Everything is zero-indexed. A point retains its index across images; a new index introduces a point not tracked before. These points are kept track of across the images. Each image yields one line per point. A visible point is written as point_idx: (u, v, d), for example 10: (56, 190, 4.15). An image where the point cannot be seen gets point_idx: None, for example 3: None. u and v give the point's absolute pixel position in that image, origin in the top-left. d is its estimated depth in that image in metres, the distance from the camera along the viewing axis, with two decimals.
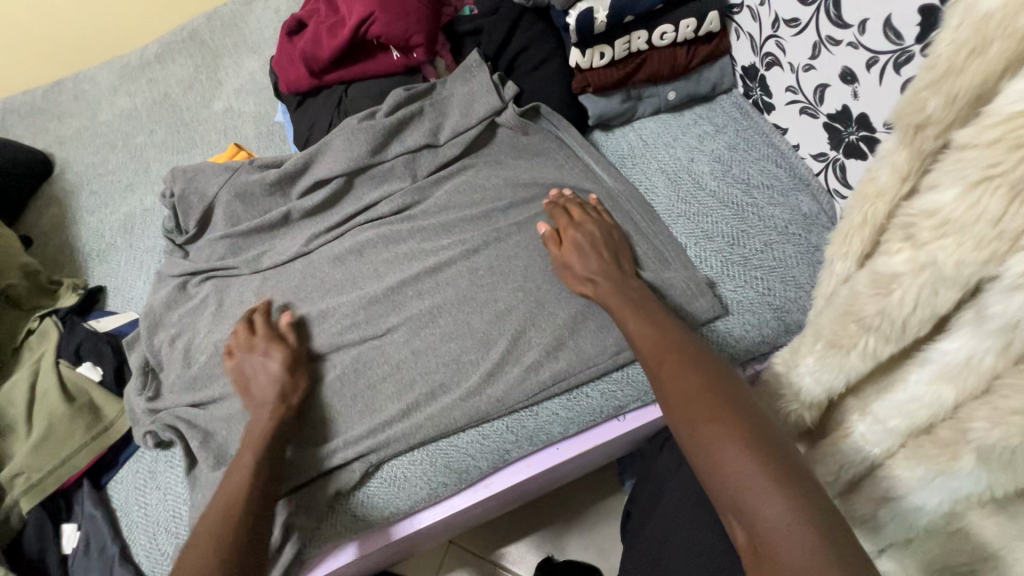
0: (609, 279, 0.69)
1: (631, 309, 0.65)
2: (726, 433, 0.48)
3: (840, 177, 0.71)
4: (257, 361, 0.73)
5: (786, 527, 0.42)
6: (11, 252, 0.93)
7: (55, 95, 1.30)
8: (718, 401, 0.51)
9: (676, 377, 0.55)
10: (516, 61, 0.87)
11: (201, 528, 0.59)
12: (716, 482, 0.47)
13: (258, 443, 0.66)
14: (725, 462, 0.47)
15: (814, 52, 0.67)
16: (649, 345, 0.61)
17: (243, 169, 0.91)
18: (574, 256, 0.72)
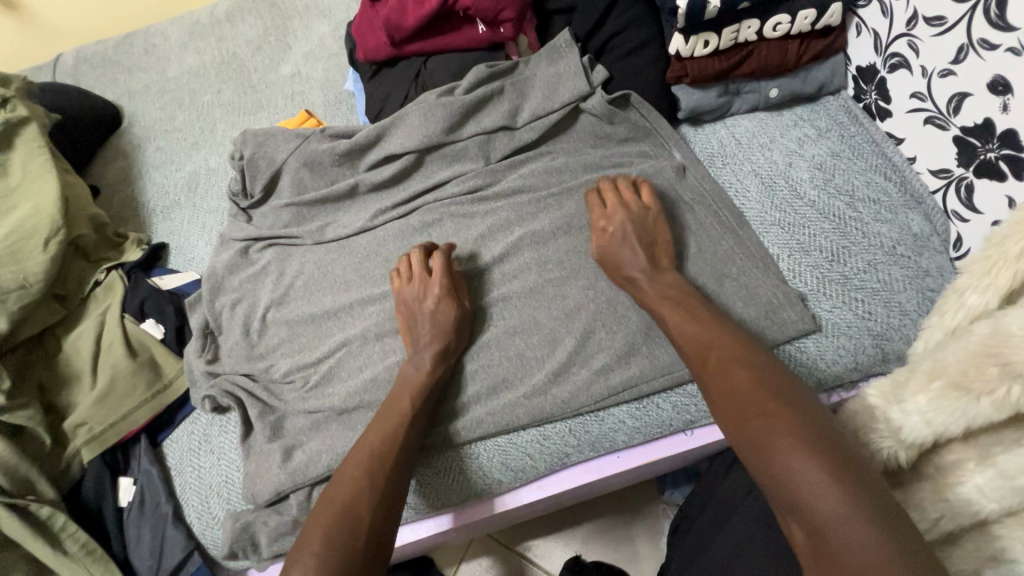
0: (648, 277, 0.67)
1: (677, 307, 0.64)
2: (780, 429, 0.48)
3: (964, 198, 0.64)
4: (425, 310, 0.71)
5: (841, 522, 0.42)
6: (82, 202, 0.93)
7: (126, 47, 1.30)
8: (767, 396, 0.51)
9: (725, 373, 0.56)
10: (609, 44, 0.82)
11: (356, 463, 0.61)
12: (767, 477, 0.48)
13: (419, 392, 0.67)
14: (777, 460, 0.47)
15: (958, 55, 0.60)
16: (690, 341, 0.60)
17: (314, 137, 0.89)
18: (614, 250, 0.70)
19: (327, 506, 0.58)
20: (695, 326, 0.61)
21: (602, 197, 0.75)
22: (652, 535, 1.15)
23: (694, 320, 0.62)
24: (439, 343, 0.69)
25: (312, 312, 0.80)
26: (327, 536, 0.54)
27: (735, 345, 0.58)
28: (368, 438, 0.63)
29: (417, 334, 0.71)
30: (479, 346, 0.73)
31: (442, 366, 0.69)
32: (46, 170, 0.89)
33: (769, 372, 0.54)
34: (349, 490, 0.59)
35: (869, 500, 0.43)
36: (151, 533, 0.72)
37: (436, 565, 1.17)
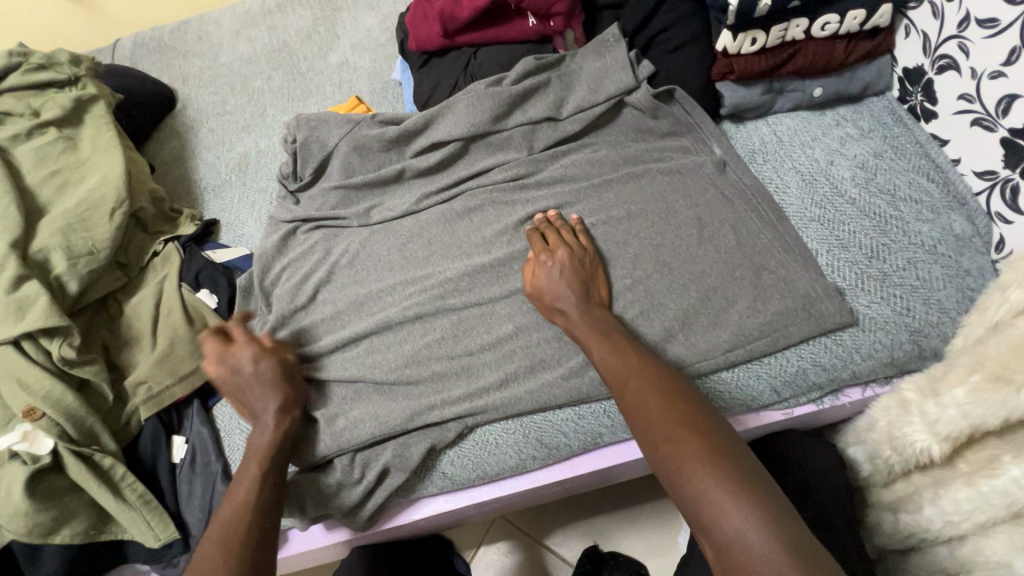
0: (580, 311, 0.68)
1: (603, 342, 0.65)
2: (690, 455, 0.50)
3: (1009, 200, 0.65)
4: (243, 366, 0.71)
5: (746, 540, 0.44)
6: (143, 177, 0.99)
7: (182, 33, 1.36)
8: (678, 423, 0.53)
9: (640, 404, 0.57)
10: (655, 40, 0.84)
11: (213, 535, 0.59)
12: (684, 503, 0.49)
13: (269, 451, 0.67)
14: (689, 486, 0.48)
15: (1009, 58, 0.61)
16: (612, 368, 0.62)
17: (364, 123, 0.92)
18: (546, 284, 0.71)
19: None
20: (616, 360, 0.62)
21: (543, 239, 0.77)
22: (670, 528, 1.17)
23: (610, 353, 0.63)
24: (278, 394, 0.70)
25: (358, 290, 0.84)
26: None
27: (646, 377, 0.59)
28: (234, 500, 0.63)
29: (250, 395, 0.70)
30: (518, 326, 0.76)
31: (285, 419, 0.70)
32: (113, 145, 0.94)
33: (678, 395, 0.56)
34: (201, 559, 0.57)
35: (775, 512, 0.45)
36: (202, 489, 0.77)
37: (455, 546, 1.20)
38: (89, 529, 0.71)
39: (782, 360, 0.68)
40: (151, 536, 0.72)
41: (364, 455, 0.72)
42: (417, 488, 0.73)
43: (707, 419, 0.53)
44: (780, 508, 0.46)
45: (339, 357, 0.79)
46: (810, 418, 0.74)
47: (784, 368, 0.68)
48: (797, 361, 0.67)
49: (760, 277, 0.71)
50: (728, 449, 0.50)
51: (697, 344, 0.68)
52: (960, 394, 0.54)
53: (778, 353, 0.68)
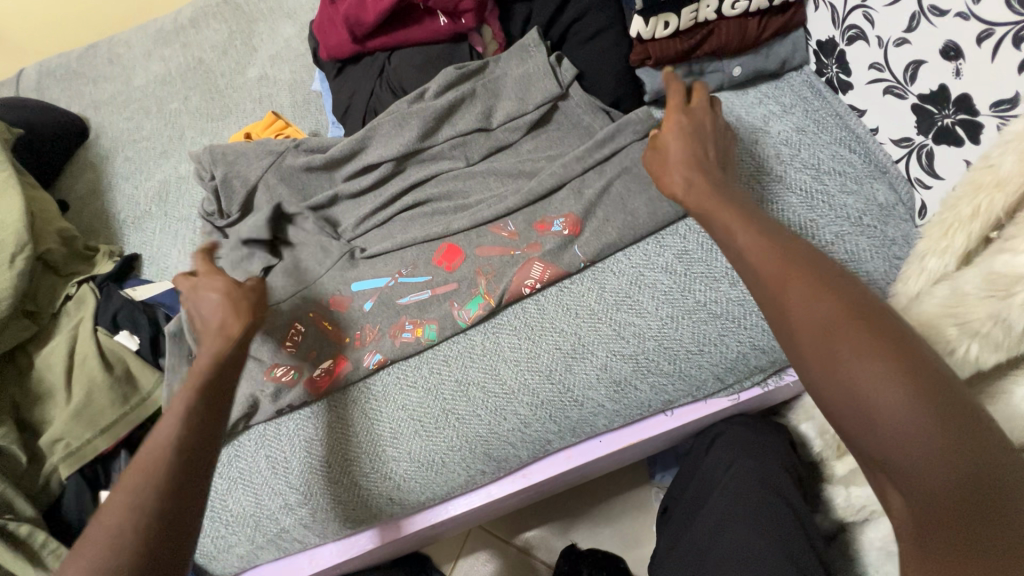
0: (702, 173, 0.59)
1: (744, 222, 0.51)
2: (859, 353, 0.39)
3: (925, 165, 0.65)
4: (221, 303, 0.61)
5: (919, 445, 0.36)
6: (49, 217, 0.92)
7: (91, 58, 1.28)
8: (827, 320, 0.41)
9: (802, 300, 0.43)
10: (570, 30, 0.81)
11: (133, 477, 0.49)
12: (840, 406, 0.40)
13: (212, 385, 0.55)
14: (853, 390, 0.39)
15: (909, 24, 0.61)
16: (763, 259, 0.47)
17: (288, 153, 0.84)
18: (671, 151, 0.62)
19: (109, 517, 0.47)
20: (767, 251, 0.47)
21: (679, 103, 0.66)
22: (645, 517, 1.16)
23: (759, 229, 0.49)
24: (226, 326, 0.59)
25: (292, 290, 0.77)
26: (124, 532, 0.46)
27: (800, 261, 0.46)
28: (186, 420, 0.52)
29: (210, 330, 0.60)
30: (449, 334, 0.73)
31: (232, 353, 0.58)
32: (8, 186, 0.86)
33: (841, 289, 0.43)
34: (136, 496, 0.47)
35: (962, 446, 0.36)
36: None
37: (434, 561, 1.17)
38: None
39: (722, 348, 0.67)
40: None
41: (294, 495, 0.70)
42: (367, 519, 0.71)
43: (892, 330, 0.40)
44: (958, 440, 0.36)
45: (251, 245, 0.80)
46: (757, 401, 0.75)
47: (724, 354, 0.67)
48: (736, 346, 0.67)
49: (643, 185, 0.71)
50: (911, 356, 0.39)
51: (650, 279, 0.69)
52: None
53: (717, 343, 0.67)
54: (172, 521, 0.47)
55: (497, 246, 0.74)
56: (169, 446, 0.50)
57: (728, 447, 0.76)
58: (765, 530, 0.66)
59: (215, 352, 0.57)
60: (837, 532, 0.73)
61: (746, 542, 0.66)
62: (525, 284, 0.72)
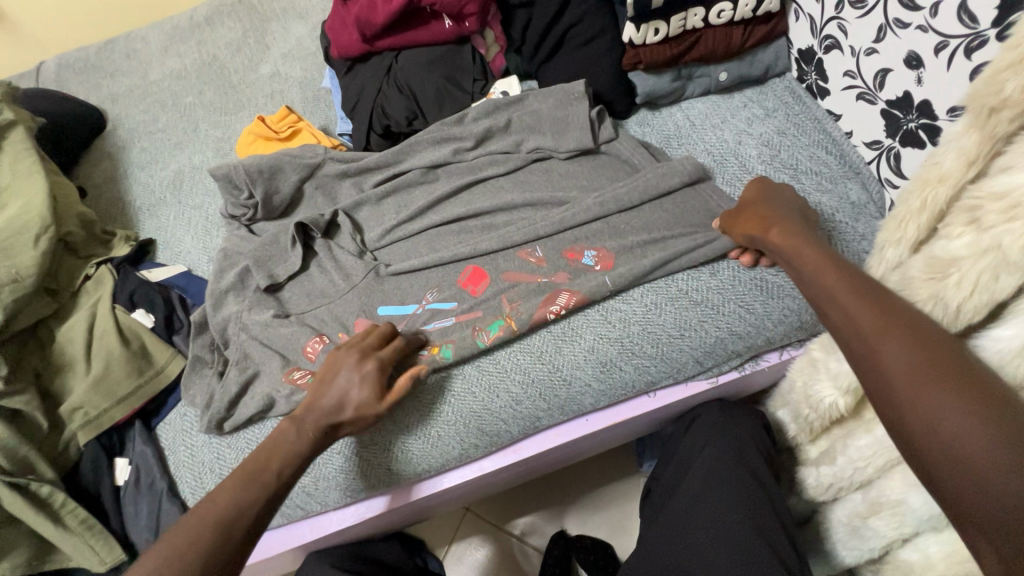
0: (798, 239, 0.60)
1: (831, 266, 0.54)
2: (972, 419, 0.38)
3: (893, 166, 0.70)
4: (341, 393, 0.65)
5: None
6: (70, 202, 0.96)
7: (109, 53, 1.33)
8: (901, 351, 0.43)
9: (896, 349, 0.44)
10: (567, 34, 0.86)
11: (208, 512, 0.55)
12: (941, 465, 0.39)
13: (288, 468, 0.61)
14: (961, 453, 0.38)
15: (878, 35, 0.66)
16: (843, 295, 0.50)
17: (325, 162, 0.92)
18: (778, 220, 0.64)
19: (177, 538, 0.52)
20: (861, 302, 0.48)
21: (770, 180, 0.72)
22: (632, 507, 1.20)
23: (848, 280, 0.51)
24: (337, 416, 0.64)
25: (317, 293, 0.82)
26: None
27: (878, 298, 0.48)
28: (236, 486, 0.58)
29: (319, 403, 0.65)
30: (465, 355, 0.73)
31: (321, 443, 0.64)
32: (33, 171, 0.91)
33: (919, 325, 0.45)
34: (205, 531, 0.53)
35: None
36: (148, 508, 0.76)
37: (428, 545, 1.21)
38: (32, 560, 0.71)
39: (701, 334, 0.72)
40: (96, 560, 0.72)
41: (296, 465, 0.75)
42: (370, 488, 0.75)
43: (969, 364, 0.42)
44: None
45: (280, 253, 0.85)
46: (734, 386, 0.79)
47: (704, 339, 0.72)
48: (714, 332, 0.71)
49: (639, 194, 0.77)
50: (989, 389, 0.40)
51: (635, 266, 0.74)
52: None
53: (697, 328, 0.72)
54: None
55: (523, 271, 0.77)
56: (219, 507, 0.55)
57: (706, 429, 0.81)
58: (736, 505, 0.71)
59: (297, 429, 0.63)
60: (809, 514, 0.77)
61: (719, 515, 0.71)
62: (549, 310, 0.73)
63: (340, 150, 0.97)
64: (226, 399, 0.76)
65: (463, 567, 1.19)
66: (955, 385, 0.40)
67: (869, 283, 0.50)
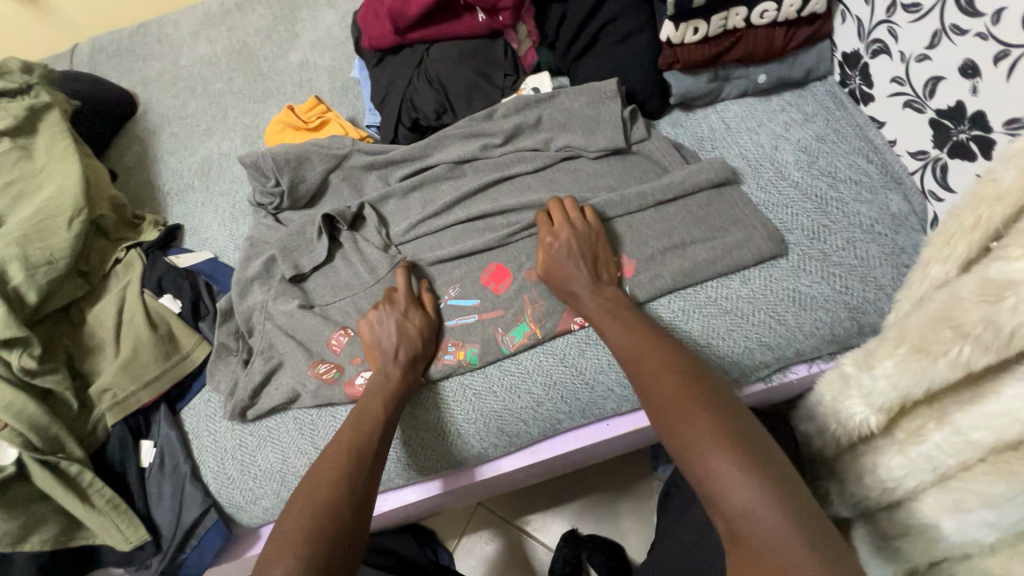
0: (591, 288, 0.69)
1: (632, 326, 0.64)
2: (699, 433, 0.49)
3: (939, 178, 0.68)
4: (395, 330, 0.72)
5: (756, 516, 0.43)
6: (102, 185, 0.98)
7: (141, 37, 1.34)
8: (681, 393, 0.54)
9: (655, 380, 0.57)
10: (603, 31, 0.84)
11: (317, 491, 0.57)
12: (691, 477, 0.49)
13: (392, 399, 0.68)
14: (696, 461, 0.48)
15: (931, 41, 0.63)
16: (634, 351, 0.61)
17: (352, 154, 0.91)
18: (558, 268, 0.71)
19: (283, 539, 0.53)
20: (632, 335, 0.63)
21: (549, 218, 0.76)
22: (644, 509, 1.19)
23: (654, 342, 0.61)
24: (410, 349, 0.72)
25: (340, 284, 0.83)
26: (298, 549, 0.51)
27: (672, 355, 0.59)
28: (336, 461, 0.61)
29: (385, 348, 0.72)
30: (489, 360, 0.74)
31: (411, 373, 0.72)
32: (68, 154, 0.93)
33: (692, 375, 0.56)
34: (309, 524, 0.53)
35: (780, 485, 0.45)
36: (172, 490, 0.78)
37: (438, 536, 1.22)
38: (59, 535, 0.73)
39: (730, 343, 0.70)
40: (121, 539, 0.73)
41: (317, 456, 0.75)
42: (389, 482, 0.75)
43: (729, 406, 0.52)
44: (785, 483, 0.45)
45: (303, 242, 0.86)
46: (761, 397, 0.78)
47: (732, 349, 0.70)
48: (743, 342, 0.70)
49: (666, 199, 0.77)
50: (734, 422, 0.50)
51: (661, 275, 0.72)
52: (890, 366, 0.56)
53: (725, 337, 0.70)
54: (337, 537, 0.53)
55: None
56: (332, 476, 0.59)
57: None
58: None
59: (359, 432, 0.64)
60: None
61: None
62: (574, 320, 0.74)
63: (367, 142, 0.96)
64: (249, 387, 0.78)
65: (473, 561, 1.20)
66: (717, 423, 0.50)
67: (667, 341, 0.61)
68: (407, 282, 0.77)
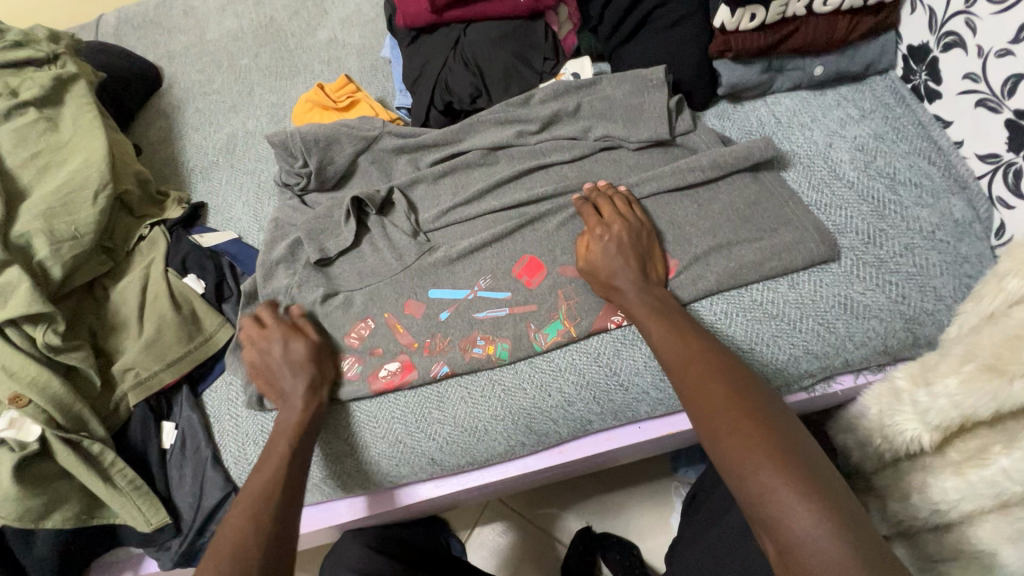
0: (636, 285, 0.66)
1: (672, 327, 0.61)
2: (755, 451, 0.46)
3: (1012, 184, 0.63)
4: (283, 353, 0.71)
5: (815, 546, 0.40)
6: (127, 159, 0.96)
7: (167, 9, 1.31)
8: (725, 406, 0.50)
9: (698, 389, 0.53)
10: (652, 14, 0.80)
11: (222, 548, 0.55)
12: (742, 497, 0.46)
13: (299, 430, 0.66)
14: (748, 481, 0.45)
15: (1017, 35, 0.59)
16: (676, 355, 0.58)
17: (382, 136, 0.88)
18: (602, 259, 0.68)
19: None
20: (675, 338, 0.59)
21: (596, 210, 0.73)
22: (660, 510, 1.17)
23: (695, 346, 0.57)
24: (306, 374, 0.70)
25: (366, 271, 0.80)
26: None
27: (717, 361, 0.55)
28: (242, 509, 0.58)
29: (279, 381, 0.70)
30: (520, 356, 0.72)
31: (315, 400, 0.69)
32: (94, 126, 0.91)
33: (741, 385, 0.52)
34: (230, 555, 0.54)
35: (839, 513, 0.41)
36: (193, 473, 0.77)
37: (450, 526, 1.21)
38: (80, 514, 0.72)
39: (775, 350, 0.66)
40: (142, 520, 0.73)
41: (340, 449, 0.73)
42: (412, 475, 0.74)
43: (781, 421, 0.49)
44: (849, 511, 0.42)
45: (331, 226, 0.83)
46: (802, 406, 0.74)
47: (777, 356, 0.66)
48: (789, 349, 0.66)
49: (711, 195, 0.73)
50: (789, 440, 0.47)
51: (703, 276, 0.68)
52: (954, 383, 0.53)
53: (769, 343, 0.66)
54: None
55: None
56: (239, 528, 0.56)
57: None
58: None
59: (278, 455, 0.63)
60: None
61: None
62: (611, 319, 0.71)
63: (397, 124, 0.93)
64: None
65: (485, 553, 1.19)
66: (769, 441, 0.46)
67: (712, 344, 0.58)
68: (266, 308, 0.75)
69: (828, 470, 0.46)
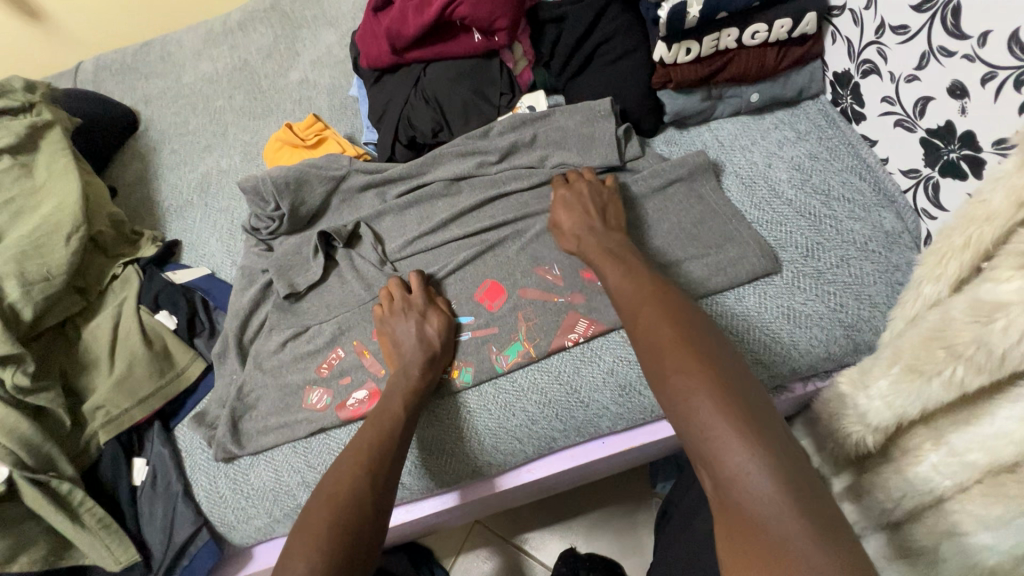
0: (597, 232, 0.72)
1: (631, 286, 0.62)
2: (698, 388, 0.46)
3: (932, 197, 0.68)
4: (415, 334, 0.73)
5: (747, 478, 0.41)
6: (102, 201, 0.98)
7: (144, 55, 1.36)
8: (673, 349, 0.51)
9: (653, 333, 0.54)
10: (597, 51, 0.85)
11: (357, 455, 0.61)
12: (685, 433, 0.46)
13: (412, 400, 0.68)
14: (689, 415, 0.46)
15: (920, 62, 0.64)
16: (635, 308, 0.59)
17: (350, 172, 0.91)
18: (565, 216, 0.76)
19: (306, 533, 0.53)
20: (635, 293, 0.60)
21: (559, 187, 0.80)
22: (643, 528, 1.18)
23: (651, 298, 0.59)
24: (427, 353, 0.72)
25: (336, 302, 0.83)
26: (331, 523, 0.53)
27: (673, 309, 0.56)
28: (377, 424, 0.65)
29: (403, 354, 0.72)
30: (483, 378, 0.74)
31: (430, 374, 0.71)
32: (68, 170, 0.93)
33: (691, 331, 0.53)
34: (332, 523, 0.54)
35: (771, 450, 0.42)
36: (163, 508, 0.77)
37: (434, 555, 1.20)
38: (48, 556, 0.72)
39: None
40: (110, 560, 0.72)
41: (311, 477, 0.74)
42: None
43: (727, 363, 0.49)
44: (783, 449, 0.42)
45: (299, 260, 0.86)
46: None
47: None
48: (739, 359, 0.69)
49: (659, 215, 0.78)
50: (732, 381, 0.47)
51: None
52: (885, 385, 0.55)
53: None
54: (374, 500, 0.57)
55: (540, 290, 0.77)
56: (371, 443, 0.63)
57: None
58: None
59: (379, 429, 0.65)
60: None
61: None
62: (568, 337, 0.74)
63: (364, 159, 0.97)
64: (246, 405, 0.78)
65: None
66: (711, 380, 0.47)
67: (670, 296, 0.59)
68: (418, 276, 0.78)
69: (770, 410, 0.46)
